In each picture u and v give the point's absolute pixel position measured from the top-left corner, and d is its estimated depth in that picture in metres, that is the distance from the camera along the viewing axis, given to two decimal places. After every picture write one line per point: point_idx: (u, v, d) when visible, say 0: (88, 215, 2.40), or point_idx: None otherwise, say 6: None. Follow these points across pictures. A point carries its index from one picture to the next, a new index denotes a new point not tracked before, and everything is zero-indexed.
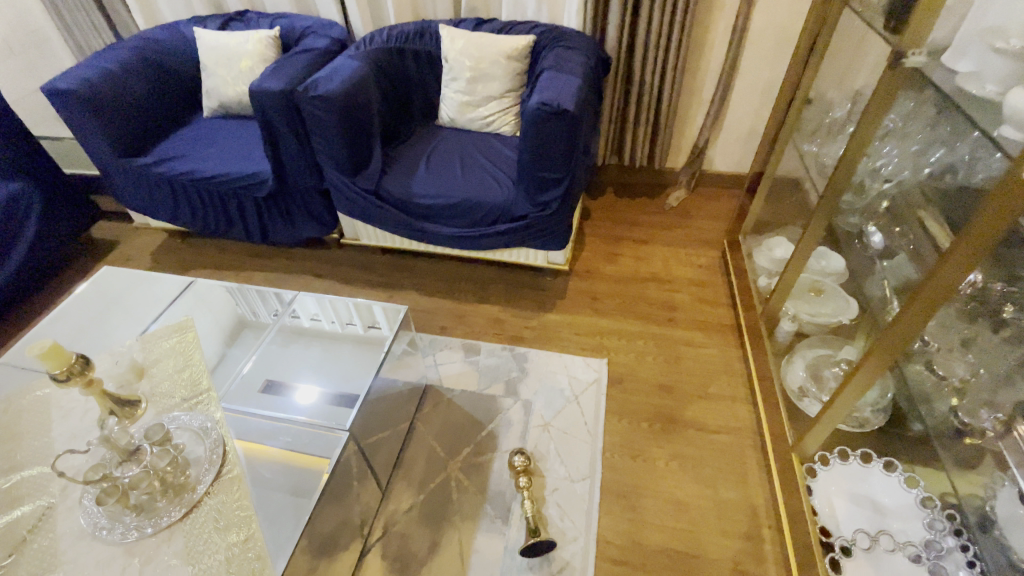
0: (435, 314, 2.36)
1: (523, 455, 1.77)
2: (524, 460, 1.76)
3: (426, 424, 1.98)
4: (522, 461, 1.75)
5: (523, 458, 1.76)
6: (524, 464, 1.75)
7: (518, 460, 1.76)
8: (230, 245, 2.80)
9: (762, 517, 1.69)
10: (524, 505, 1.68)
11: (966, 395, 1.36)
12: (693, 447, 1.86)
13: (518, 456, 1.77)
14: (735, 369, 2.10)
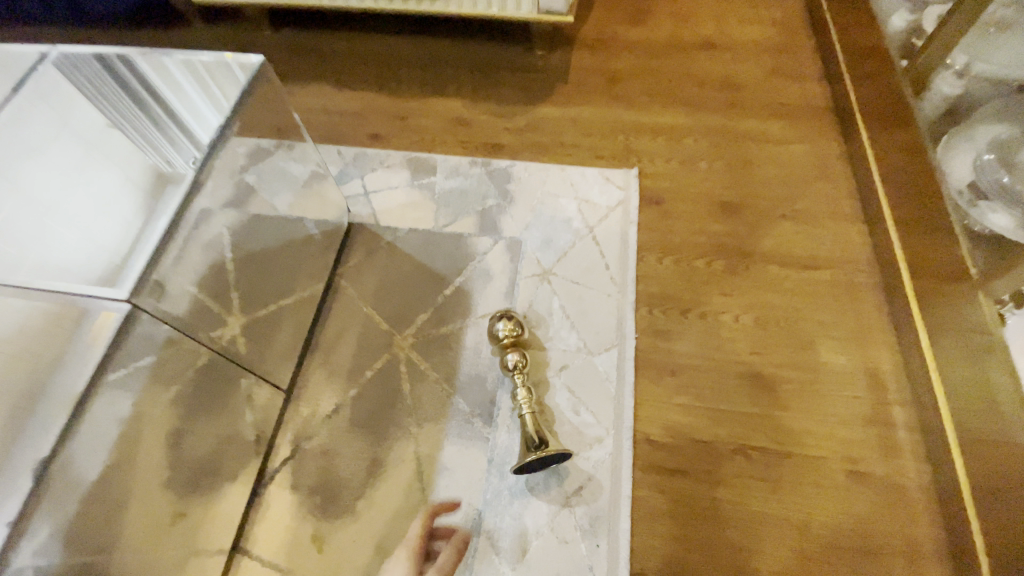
0: (361, 117, 1.49)
1: (511, 319, 1.08)
2: (513, 327, 1.07)
3: (355, 282, 1.22)
4: (510, 329, 1.07)
5: (511, 325, 1.07)
6: (515, 334, 1.07)
7: (502, 330, 1.07)
8: None
9: (892, 390, 1.06)
10: (516, 397, 1.02)
11: None
12: (781, 293, 1.17)
13: (501, 323, 1.07)
14: (835, 173, 1.33)
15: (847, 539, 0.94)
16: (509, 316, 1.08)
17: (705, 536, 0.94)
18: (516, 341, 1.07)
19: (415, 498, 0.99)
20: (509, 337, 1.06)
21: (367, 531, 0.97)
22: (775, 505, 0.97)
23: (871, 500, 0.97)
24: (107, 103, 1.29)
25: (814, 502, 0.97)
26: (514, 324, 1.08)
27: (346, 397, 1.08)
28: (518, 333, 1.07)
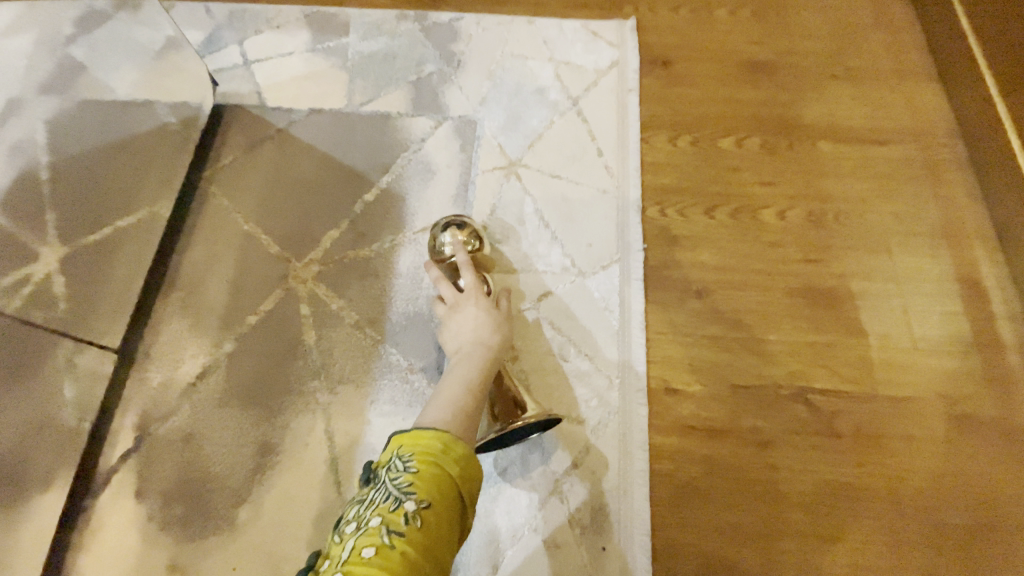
0: None
1: (467, 227, 0.71)
2: (471, 237, 0.71)
3: (231, 189, 0.82)
4: (467, 240, 0.70)
5: (467, 233, 0.71)
6: (473, 249, 0.71)
7: (453, 242, 0.70)
8: None
9: (998, 303, 0.76)
10: None
11: None
12: (839, 178, 0.84)
13: (450, 233, 0.70)
14: (898, 21, 0.98)
15: (954, 510, 0.66)
16: (462, 222, 0.71)
17: (758, 522, 0.64)
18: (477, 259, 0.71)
19: (329, 497, 0.65)
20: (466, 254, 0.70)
21: (254, 553, 0.63)
22: (851, 470, 0.67)
23: (983, 453, 0.68)
24: None
25: (905, 462, 0.68)
26: (472, 233, 0.71)
27: (217, 355, 0.72)
28: (478, 248, 0.71)
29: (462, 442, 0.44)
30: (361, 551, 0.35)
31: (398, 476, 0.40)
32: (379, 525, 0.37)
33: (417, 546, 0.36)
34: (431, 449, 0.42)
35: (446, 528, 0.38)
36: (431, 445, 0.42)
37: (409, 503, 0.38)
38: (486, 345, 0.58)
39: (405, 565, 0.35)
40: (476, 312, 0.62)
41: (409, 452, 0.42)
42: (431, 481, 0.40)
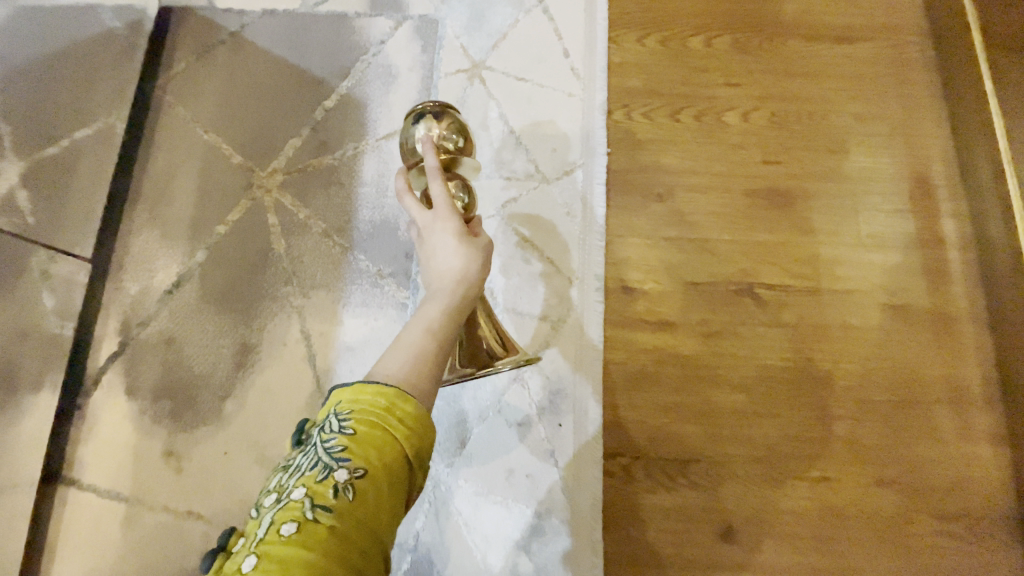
0: None
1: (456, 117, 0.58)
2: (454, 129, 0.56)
3: (187, 99, 0.81)
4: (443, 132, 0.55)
5: (451, 122, 0.55)
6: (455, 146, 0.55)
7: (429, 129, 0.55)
8: None
9: (945, 199, 0.79)
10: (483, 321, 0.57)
11: None
12: (805, 78, 0.83)
13: (427, 122, 0.55)
14: None
15: (879, 387, 0.73)
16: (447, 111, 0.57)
17: (703, 402, 0.71)
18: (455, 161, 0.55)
19: (308, 389, 0.70)
20: (444, 150, 0.55)
21: (242, 438, 0.69)
22: (789, 355, 0.73)
23: (912, 338, 0.74)
24: None
25: (840, 347, 0.74)
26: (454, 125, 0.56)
27: (190, 265, 0.74)
28: (460, 146, 0.55)
29: (414, 394, 0.35)
30: (279, 528, 0.30)
31: (333, 436, 0.33)
32: (303, 497, 0.31)
33: (351, 521, 0.31)
34: (375, 407, 0.34)
35: (391, 498, 0.32)
36: (374, 402, 0.34)
37: (341, 473, 0.31)
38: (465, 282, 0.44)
39: (334, 542, 0.30)
40: (450, 237, 0.46)
41: (349, 406, 0.35)
42: (373, 443, 0.33)
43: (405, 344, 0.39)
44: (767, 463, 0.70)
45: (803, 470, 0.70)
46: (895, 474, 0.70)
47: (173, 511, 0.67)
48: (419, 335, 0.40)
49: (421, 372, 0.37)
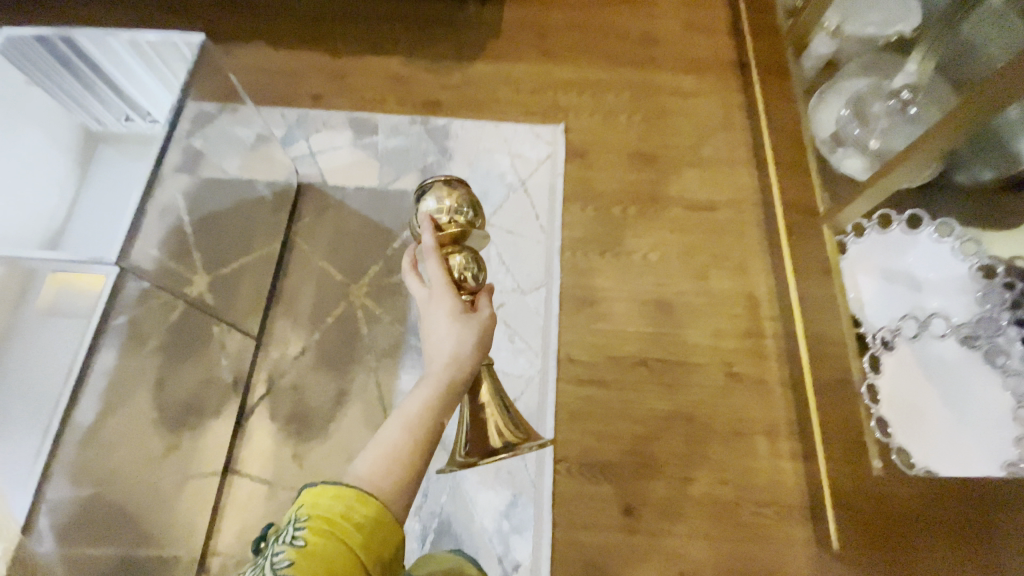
0: (301, 78, 1.55)
1: (460, 189, 0.81)
2: (453, 203, 0.79)
3: (309, 240, 1.35)
4: (443, 207, 0.79)
5: (448, 198, 0.79)
6: (458, 217, 0.79)
7: (431, 207, 0.79)
8: None
9: (765, 309, 1.30)
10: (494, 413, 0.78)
11: None
12: (683, 232, 1.38)
13: (433, 196, 0.79)
14: (735, 124, 1.52)
15: (721, 423, 1.21)
16: (450, 186, 0.80)
17: (614, 429, 1.19)
18: (457, 230, 0.78)
19: (380, 417, 1.18)
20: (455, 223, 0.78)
21: (340, 445, 1.16)
22: (667, 402, 1.22)
23: (742, 392, 1.23)
24: (37, 70, 1.27)
25: (699, 397, 1.22)
26: (453, 201, 0.79)
27: (310, 341, 1.24)
28: (468, 220, 0.79)
29: (355, 510, 0.51)
30: None
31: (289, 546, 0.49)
32: None
33: None
34: (321, 524, 0.50)
35: None
36: (321, 519, 0.50)
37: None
38: (455, 363, 0.63)
39: None
40: (442, 317, 0.66)
41: (305, 520, 0.51)
42: (320, 545, 0.49)
43: (384, 443, 0.57)
44: (652, 466, 1.17)
45: (674, 472, 1.16)
46: (731, 476, 1.16)
47: (297, 489, 1.13)
48: (399, 431, 0.58)
49: (384, 475, 0.56)
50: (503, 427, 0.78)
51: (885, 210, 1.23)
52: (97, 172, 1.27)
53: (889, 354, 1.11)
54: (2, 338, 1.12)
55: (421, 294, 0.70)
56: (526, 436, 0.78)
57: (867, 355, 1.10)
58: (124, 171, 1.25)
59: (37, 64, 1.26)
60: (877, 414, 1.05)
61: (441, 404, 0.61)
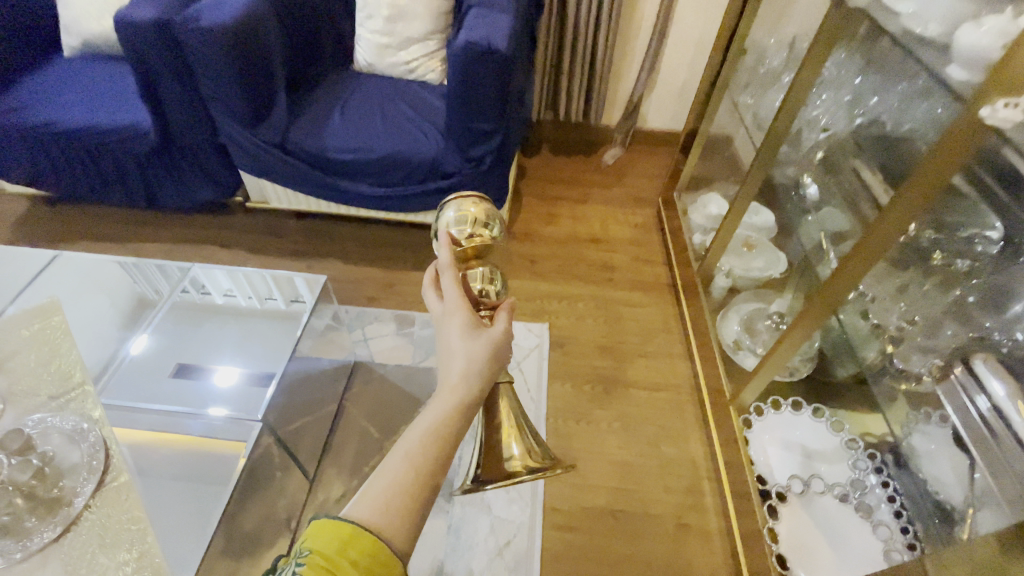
0: (362, 284, 2.16)
1: (479, 203, 0.81)
2: (473, 218, 0.79)
3: (356, 404, 1.79)
4: (464, 223, 0.78)
5: (467, 214, 0.79)
6: (479, 230, 0.79)
7: (450, 221, 0.79)
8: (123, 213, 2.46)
9: (702, 471, 1.70)
10: (517, 439, 0.86)
11: (898, 342, 1.35)
12: (637, 407, 1.84)
13: (454, 208, 0.80)
14: (673, 328, 2.10)
15: (673, 567, 1.51)
16: (469, 203, 0.81)
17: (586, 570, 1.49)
18: (477, 245, 0.79)
19: None
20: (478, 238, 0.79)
21: None
22: (629, 546, 1.54)
23: (688, 541, 1.56)
24: (138, 273, 1.71)
25: (653, 544, 1.54)
26: (473, 215, 0.79)
27: (350, 487, 1.60)
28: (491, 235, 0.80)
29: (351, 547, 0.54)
30: None
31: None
32: None
33: None
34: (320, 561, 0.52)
35: None
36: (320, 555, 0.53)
37: None
38: (460, 386, 0.68)
39: None
40: (454, 331, 0.72)
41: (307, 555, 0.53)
42: None
43: (388, 474, 0.60)
44: None
45: None
46: None
47: None
48: (401, 461, 0.61)
49: (388, 506, 0.58)
50: (520, 447, 0.86)
51: (775, 396, 1.78)
52: (186, 344, 1.66)
53: (784, 504, 1.52)
54: (155, 476, 1.38)
55: (438, 308, 0.76)
56: (541, 458, 0.86)
57: (766, 504, 1.51)
58: (213, 340, 1.68)
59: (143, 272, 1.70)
60: (777, 552, 1.44)
61: (444, 437, 0.64)
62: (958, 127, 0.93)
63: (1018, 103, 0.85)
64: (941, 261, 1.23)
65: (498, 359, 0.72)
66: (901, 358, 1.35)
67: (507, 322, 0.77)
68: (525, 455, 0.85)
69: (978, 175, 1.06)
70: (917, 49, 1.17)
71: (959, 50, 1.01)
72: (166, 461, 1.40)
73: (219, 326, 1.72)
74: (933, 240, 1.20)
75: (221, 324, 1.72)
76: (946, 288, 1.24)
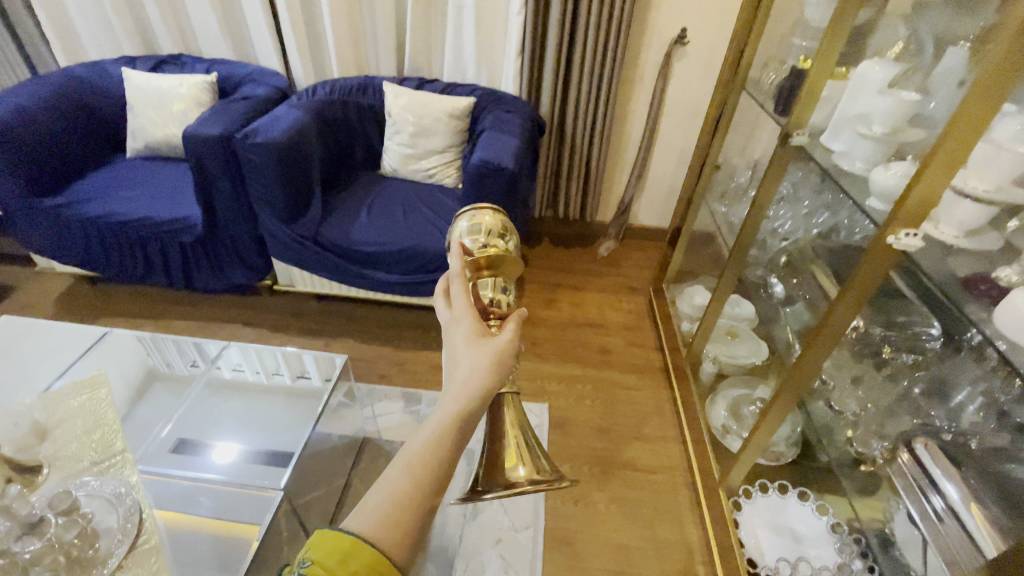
0: (374, 363, 2.32)
1: (491, 217, 0.85)
2: (486, 229, 0.83)
3: (363, 479, 1.87)
4: (477, 232, 0.83)
5: (480, 224, 0.83)
6: (491, 242, 0.82)
7: (464, 234, 0.84)
8: (158, 293, 2.69)
9: (696, 554, 1.74)
10: (523, 442, 0.82)
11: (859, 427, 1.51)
12: (633, 488, 1.92)
13: (468, 223, 0.84)
14: (666, 411, 2.23)
15: None
16: (484, 214, 0.85)
17: None
18: (490, 255, 0.81)
19: None
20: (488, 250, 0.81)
21: None
22: None
23: None
24: (151, 346, 1.91)
25: None
26: (486, 226, 0.83)
27: None
28: (501, 248, 0.82)
29: (355, 551, 0.55)
30: None
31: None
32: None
33: None
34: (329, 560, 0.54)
35: None
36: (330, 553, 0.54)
37: None
38: (461, 398, 0.69)
39: None
40: (459, 340, 0.75)
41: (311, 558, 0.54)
42: None
43: (388, 485, 0.62)
44: None
45: None
46: None
47: None
48: (400, 473, 0.63)
49: (388, 519, 0.59)
50: (524, 459, 0.81)
51: (762, 479, 1.88)
52: (194, 419, 1.77)
53: None
54: (175, 549, 1.46)
55: (448, 316, 0.80)
56: (546, 471, 0.81)
57: None
58: (213, 419, 1.79)
59: (154, 347, 1.91)
60: None
61: (444, 451, 0.66)
62: (876, 250, 1.16)
63: (914, 234, 1.10)
64: (886, 355, 1.41)
65: (502, 368, 0.74)
66: (860, 442, 1.48)
67: (513, 329, 0.79)
68: (529, 466, 0.80)
69: (904, 285, 1.27)
70: (847, 180, 1.44)
71: (876, 187, 1.26)
72: (190, 534, 1.49)
73: (220, 404, 1.85)
74: (884, 335, 1.39)
75: (229, 401, 1.86)
76: (894, 380, 1.41)
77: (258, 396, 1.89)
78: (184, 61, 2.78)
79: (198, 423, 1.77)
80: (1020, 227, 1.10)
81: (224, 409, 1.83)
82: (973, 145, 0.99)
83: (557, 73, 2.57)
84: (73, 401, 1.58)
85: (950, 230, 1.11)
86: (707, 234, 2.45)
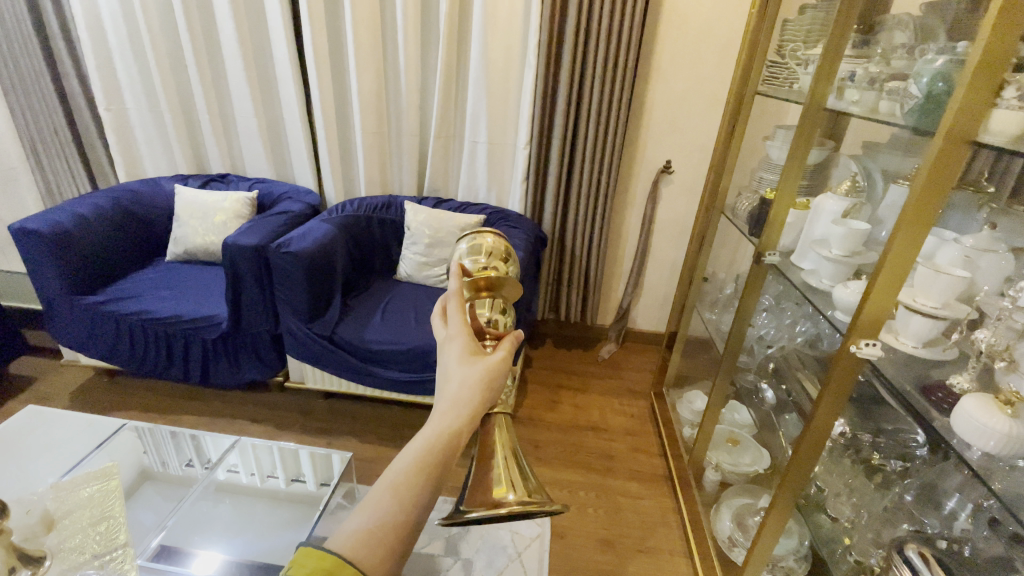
0: (377, 464, 2.33)
1: (496, 236, 0.75)
2: (488, 249, 0.73)
3: None
4: (477, 253, 0.73)
5: (481, 245, 0.73)
6: (490, 265, 0.72)
7: (464, 254, 0.74)
8: (173, 388, 2.78)
9: None
10: (509, 460, 0.65)
11: (856, 536, 1.51)
12: None
13: (469, 243, 0.75)
14: (671, 521, 2.18)
15: None
16: (486, 236, 0.75)
17: None
18: (489, 276, 0.71)
19: None
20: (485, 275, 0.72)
21: None
22: None
23: None
24: (148, 440, 1.98)
25: None
26: (488, 247, 0.73)
27: None
28: (499, 274, 0.72)
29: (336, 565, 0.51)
30: None
31: None
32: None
33: None
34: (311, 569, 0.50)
35: None
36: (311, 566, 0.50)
37: None
38: (455, 411, 0.63)
39: None
40: (451, 360, 0.69)
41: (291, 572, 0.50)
42: None
43: (375, 502, 0.58)
44: None
45: None
46: None
47: None
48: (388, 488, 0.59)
49: (369, 538, 0.55)
50: (516, 480, 0.61)
51: None
52: (190, 518, 1.78)
53: None
54: None
55: (442, 335, 0.73)
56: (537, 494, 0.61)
57: None
58: (204, 517, 1.79)
59: (146, 440, 1.98)
60: None
61: (434, 467, 0.60)
62: (843, 359, 1.28)
63: (873, 343, 1.22)
64: (876, 461, 1.47)
65: (494, 388, 0.67)
66: (858, 551, 1.48)
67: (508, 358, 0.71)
68: (520, 488, 0.60)
69: (879, 392, 1.38)
70: (816, 295, 1.61)
71: (840, 302, 1.43)
72: None
73: (209, 506, 1.84)
74: (873, 442, 1.47)
75: (218, 501, 1.87)
76: (886, 487, 1.46)
77: (246, 492, 1.91)
78: (230, 180, 3.16)
79: (191, 522, 1.77)
80: (962, 338, 1.25)
81: (212, 508, 1.83)
82: (907, 273, 1.16)
83: (558, 195, 2.90)
84: (85, 490, 1.66)
85: (909, 340, 1.24)
86: (701, 340, 2.58)
